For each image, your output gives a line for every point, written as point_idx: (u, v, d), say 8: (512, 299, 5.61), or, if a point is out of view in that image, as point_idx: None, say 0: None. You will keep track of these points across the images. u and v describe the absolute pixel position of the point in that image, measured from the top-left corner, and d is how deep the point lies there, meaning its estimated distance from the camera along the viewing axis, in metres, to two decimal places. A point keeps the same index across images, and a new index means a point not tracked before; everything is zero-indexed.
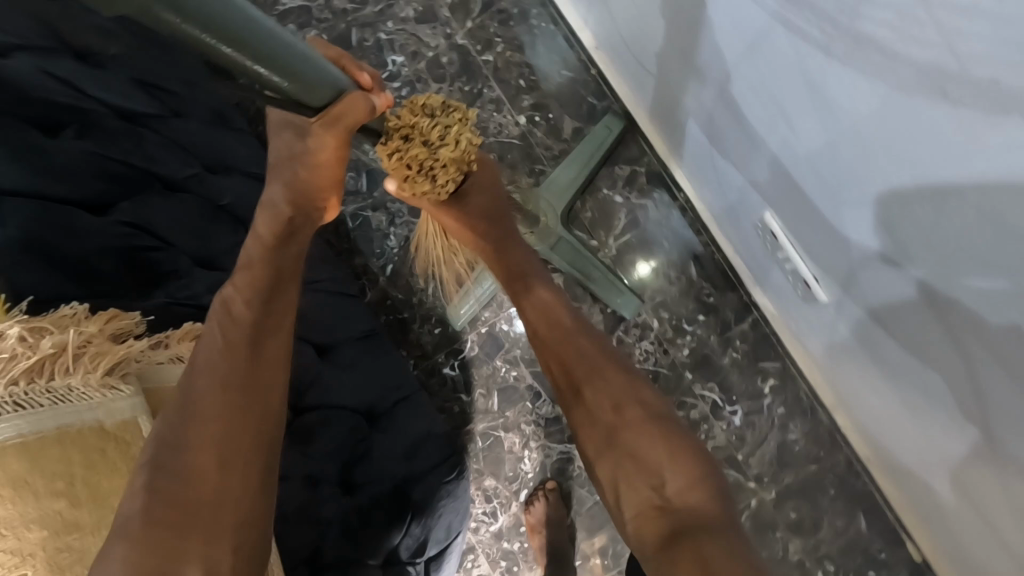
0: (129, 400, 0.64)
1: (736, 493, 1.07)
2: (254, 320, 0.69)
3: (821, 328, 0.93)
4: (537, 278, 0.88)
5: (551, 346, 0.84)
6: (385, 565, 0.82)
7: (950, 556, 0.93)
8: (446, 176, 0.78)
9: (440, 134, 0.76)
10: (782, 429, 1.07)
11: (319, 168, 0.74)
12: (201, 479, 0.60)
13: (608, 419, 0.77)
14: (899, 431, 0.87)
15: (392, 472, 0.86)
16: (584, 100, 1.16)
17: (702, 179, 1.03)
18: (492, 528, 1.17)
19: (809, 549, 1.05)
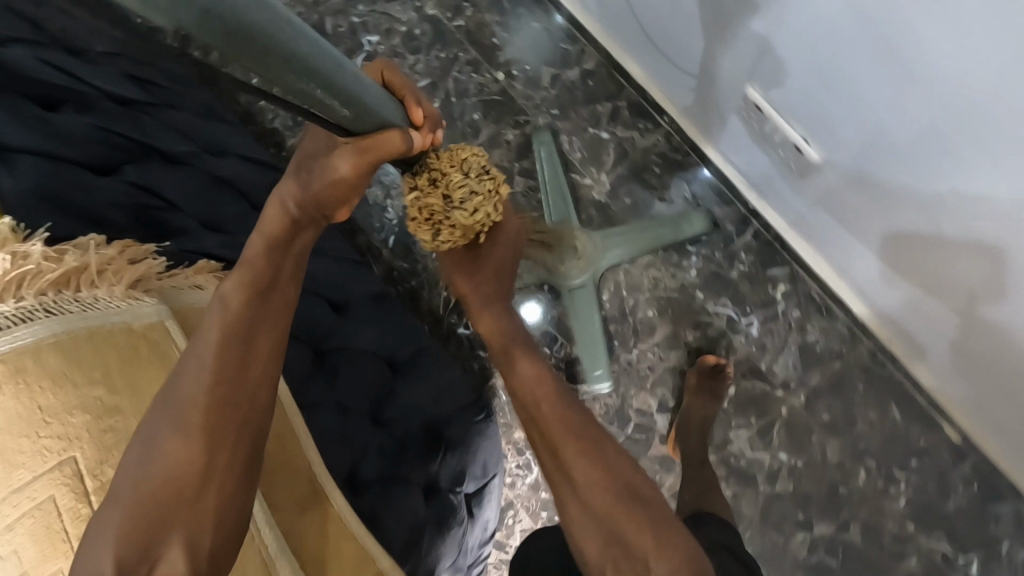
0: (154, 306, 0.67)
1: (765, 404, 1.08)
2: (244, 320, 0.63)
3: (838, 230, 0.94)
4: (521, 350, 0.81)
5: (539, 413, 0.76)
6: (427, 493, 0.82)
7: (978, 416, 0.94)
8: (447, 236, 0.73)
9: (464, 196, 0.71)
10: (801, 330, 1.07)
11: (338, 184, 0.60)
12: (184, 469, 0.57)
13: (605, 509, 0.70)
14: (923, 320, 0.89)
15: (422, 410, 0.86)
16: (557, 47, 1.19)
17: (710, 113, 1.02)
18: (528, 480, 1.17)
19: (848, 448, 1.05)
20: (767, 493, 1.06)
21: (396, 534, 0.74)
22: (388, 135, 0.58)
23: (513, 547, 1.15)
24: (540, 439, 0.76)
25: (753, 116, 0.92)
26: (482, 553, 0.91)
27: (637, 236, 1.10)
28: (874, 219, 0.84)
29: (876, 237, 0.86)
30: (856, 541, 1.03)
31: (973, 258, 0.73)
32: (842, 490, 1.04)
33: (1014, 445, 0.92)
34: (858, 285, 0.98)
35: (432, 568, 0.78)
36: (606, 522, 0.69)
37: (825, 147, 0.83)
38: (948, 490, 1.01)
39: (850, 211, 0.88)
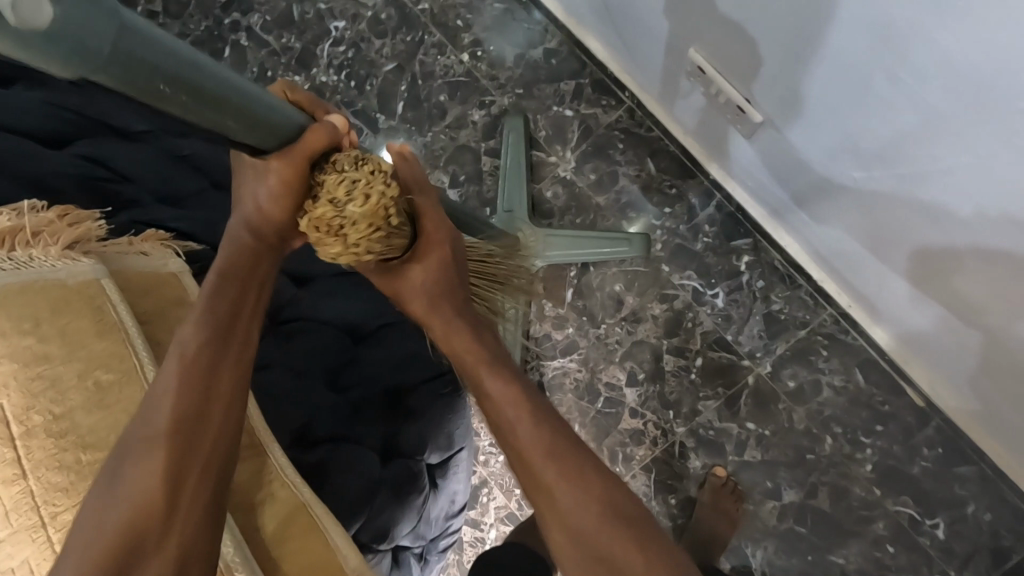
0: (93, 264, 0.66)
1: (733, 374, 1.09)
2: (202, 361, 0.59)
3: (847, 217, 0.88)
4: (488, 362, 0.67)
5: (501, 418, 0.64)
6: (384, 457, 0.83)
7: (943, 377, 0.95)
8: (360, 238, 0.55)
9: (349, 190, 0.54)
10: (765, 300, 1.08)
11: (281, 196, 0.56)
12: (148, 502, 0.53)
13: (585, 526, 0.59)
14: (927, 306, 0.86)
15: (384, 378, 0.87)
16: (520, 27, 1.20)
17: (668, 92, 1.05)
18: (501, 457, 1.18)
19: (813, 414, 1.06)
20: (736, 462, 1.07)
21: (350, 484, 0.76)
22: (311, 133, 0.55)
23: (489, 525, 1.17)
24: (506, 446, 0.64)
25: (698, 80, 0.94)
26: (450, 526, 0.92)
27: (581, 246, 1.10)
28: (882, 214, 0.80)
29: (888, 237, 0.82)
30: (824, 506, 1.04)
31: (987, 255, 0.70)
32: (809, 457, 1.05)
33: (977, 399, 0.92)
34: (826, 258, 1.00)
35: (386, 530, 0.78)
36: (583, 530, 0.59)
37: (766, 105, 0.85)
38: (914, 453, 1.02)
39: (862, 205, 0.83)
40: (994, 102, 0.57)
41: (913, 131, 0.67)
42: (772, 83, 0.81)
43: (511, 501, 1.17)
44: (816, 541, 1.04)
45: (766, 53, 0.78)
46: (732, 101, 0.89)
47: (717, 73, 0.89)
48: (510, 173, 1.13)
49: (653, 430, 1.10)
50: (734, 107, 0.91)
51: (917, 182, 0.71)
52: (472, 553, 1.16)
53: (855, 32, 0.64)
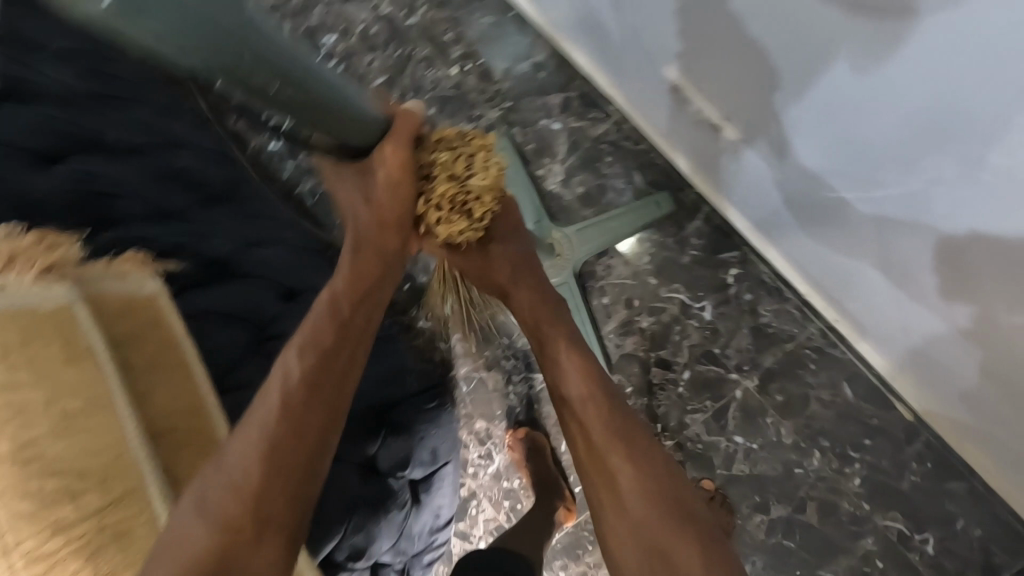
0: (65, 290, 0.67)
1: (721, 387, 1.08)
2: (311, 373, 0.64)
3: (832, 241, 0.88)
4: (568, 345, 0.78)
5: (578, 396, 0.75)
6: (363, 472, 0.83)
7: (937, 399, 0.93)
8: (480, 209, 0.71)
9: (467, 165, 0.69)
10: (753, 312, 1.08)
11: (397, 187, 0.66)
12: (260, 487, 0.58)
13: (642, 504, 0.68)
14: (914, 328, 0.85)
15: (366, 394, 0.87)
16: (509, 41, 1.21)
17: (649, 107, 1.06)
18: (490, 469, 1.18)
19: (803, 428, 1.05)
20: (724, 476, 1.07)
21: (327, 504, 0.76)
22: (402, 119, 0.66)
23: (477, 537, 1.17)
24: (575, 421, 0.74)
25: (680, 98, 0.95)
26: (435, 540, 0.92)
27: (602, 235, 1.10)
28: (867, 235, 0.79)
29: (886, 259, 0.80)
30: (813, 521, 1.04)
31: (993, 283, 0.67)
32: (797, 471, 1.05)
33: (981, 419, 0.87)
34: (815, 279, 0.99)
35: (362, 548, 0.79)
36: (628, 501, 0.68)
37: (741, 124, 0.86)
38: (903, 468, 1.01)
39: (856, 244, 0.83)
40: (962, 137, 0.58)
41: (952, 174, 0.62)
42: (765, 105, 0.79)
43: (499, 514, 1.17)
44: (806, 557, 1.03)
45: (762, 72, 0.75)
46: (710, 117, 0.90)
47: (701, 99, 0.90)
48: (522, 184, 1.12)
49: None
50: (711, 124, 0.92)
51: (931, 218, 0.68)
52: None
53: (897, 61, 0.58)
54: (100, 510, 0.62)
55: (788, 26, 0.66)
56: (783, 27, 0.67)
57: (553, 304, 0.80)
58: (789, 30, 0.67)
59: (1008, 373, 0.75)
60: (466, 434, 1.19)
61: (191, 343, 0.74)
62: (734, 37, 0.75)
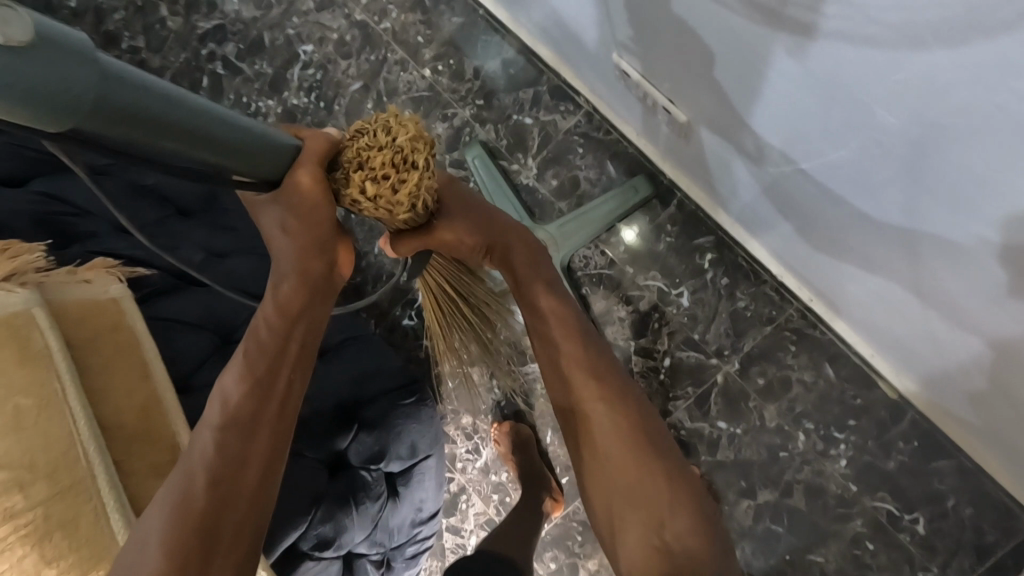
0: (23, 297, 0.69)
1: (702, 373, 1.08)
2: (253, 398, 0.62)
3: (793, 226, 0.89)
4: (551, 287, 0.80)
5: (564, 353, 0.76)
6: (335, 467, 0.86)
7: (928, 389, 0.92)
8: (423, 158, 0.62)
9: (384, 131, 0.61)
10: (730, 297, 1.07)
11: (314, 208, 0.61)
12: (215, 501, 0.58)
13: (615, 448, 0.71)
14: (891, 314, 0.85)
15: (338, 391, 0.89)
16: (478, 39, 1.22)
17: (616, 99, 1.06)
18: (478, 463, 1.19)
19: (785, 411, 1.04)
20: (709, 463, 1.07)
21: (292, 499, 0.77)
22: (313, 142, 0.63)
23: (469, 531, 1.19)
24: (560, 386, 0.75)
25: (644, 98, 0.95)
26: (418, 533, 0.93)
27: (582, 230, 1.10)
28: (815, 215, 0.81)
29: (834, 240, 0.82)
30: (800, 505, 1.03)
31: (946, 270, 0.67)
32: (782, 455, 1.04)
33: (973, 407, 0.85)
34: (795, 268, 0.99)
35: (328, 539, 0.80)
36: (607, 460, 0.71)
37: (687, 108, 0.87)
38: (889, 448, 1.00)
39: (823, 235, 0.83)
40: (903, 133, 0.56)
41: (902, 169, 0.60)
42: (711, 91, 0.78)
43: (489, 508, 1.18)
44: (793, 541, 1.02)
45: (700, 57, 0.74)
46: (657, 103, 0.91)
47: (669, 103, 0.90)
48: (501, 188, 1.14)
49: None
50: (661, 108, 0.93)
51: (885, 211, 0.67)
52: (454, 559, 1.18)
53: (854, 71, 0.55)
54: (48, 499, 0.63)
55: (731, 24, 0.64)
56: (726, 25, 0.65)
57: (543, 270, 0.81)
58: (726, 45, 0.67)
59: (1001, 369, 0.72)
60: (453, 429, 1.20)
61: (152, 343, 0.78)
62: (679, 45, 0.76)
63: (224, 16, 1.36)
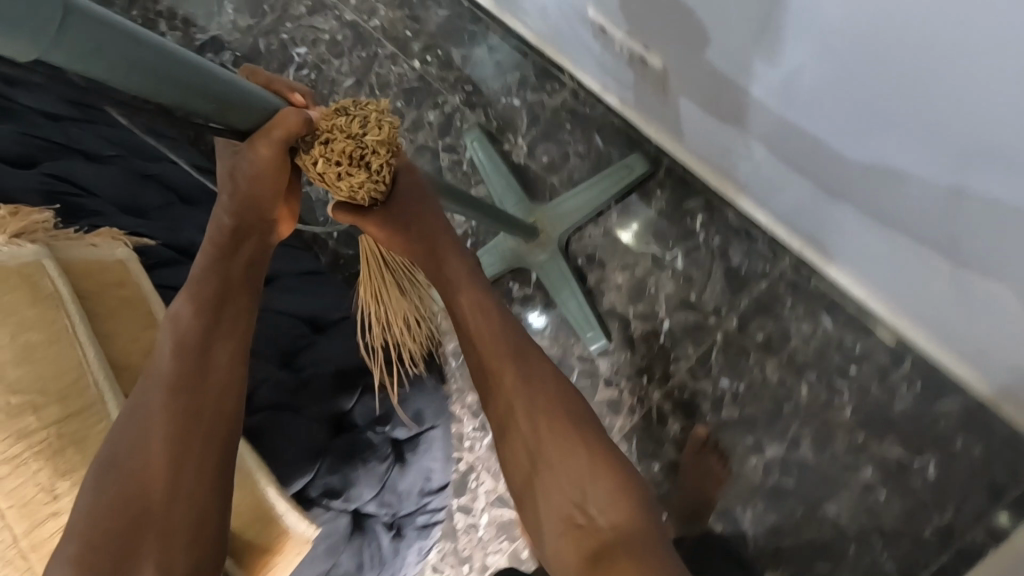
0: (32, 250, 0.73)
1: (701, 333, 1.09)
2: (203, 325, 0.65)
3: (786, 176, 0.88)
4: (459, 262, 0.75)
5: (485, 356, 0.73)
6: (339, 426, 0.88)
7: (940, 335, 0.91)
8: (379, 162, 0.62)
9: (360, 122, 0.60)
10: (724, 255, 1.09)
11: (263, 175, 0.60)
12: (160, 464, 0.62)
13: (531, 426, 0.71)
14: (883, 257, 0.85)
15: (345, 355, 0.92)
16: (464, 28, 1.26)
17: (596, 70, 1.09)
18: (485, 441, 1.20)
19: (786, 364, 1.05)
20: (714, 422, 1.07)
21: (294, 448, 0.80)
22: (284, 112, 0.57)
23: (480, 509, 1.18)
24: (485, 375, 0.74)
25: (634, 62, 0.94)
26: (428, 503, 0.95)
27: (579, 211, 1.13)
28: (801, 149, 0.78)
29: (827, 179, 0.79)
30: (808, 457, 1.03)
31: (922, 205, 0.68)
32: (787, 408, 1.04)
33: (987, 350, 0.84)
34: (786, 222, 0.99)
35: (335, 489, 0.83)
36: (527, 440, 0.71)
37: (661, 52, 0.86)
38: (893, 392, 1.00)
39: (801, 163, 0.81)
40: (962, 57, 0.51)
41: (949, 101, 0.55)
42: (696, 51, 0.79)
43: (499, 484, 1.18)
44: (804, 494, 1.02)
45: (686, 21, 0.76)
46: (633, 52, 0.91)
47: (657, 60, 0.88)
48: (500, 172, 1.16)
49: (630, 398, 1.10)
50: (637, 57, 0.92)
51: (867, 146, 0.68)
52: (467, 539, 1.18)
53: None
54: (60, 419, 0.68)
55: None
56: None
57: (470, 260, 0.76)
58: None
59: (990, 304, 0.74)
60: (459, 408, 1.21)
61: (158, 298, 0.81)
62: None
63: (220, 27, 1.42)
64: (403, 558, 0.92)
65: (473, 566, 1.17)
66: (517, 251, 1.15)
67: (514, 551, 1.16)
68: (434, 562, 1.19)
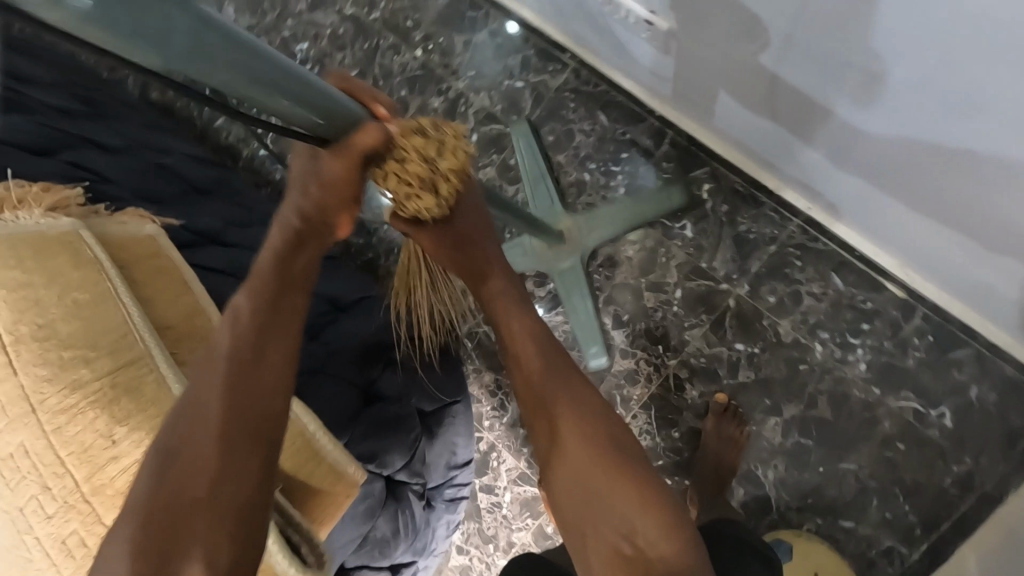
0: (71, 220, 0.77)
1: (714, 300, 1.11)
2: (262, 318, 0.62)
3: (833, 159, 0.88)
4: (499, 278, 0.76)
5: (533, 384, 0.73)
6: (368, 398, 0.90)
7: (969, 297, 0.94)
8: (449, 189, 0.64)
9: (437, 148, 0.62)
10: (732, 222, 1.11)
11: (337, 184, 0.56)
12: (200, 471, 0.57)
13: (579, 457, 0.69)
14: (932, 231, 0.86)
15: (367, 332, 0.95)
16: (464, 15, 1.29)
17: (600, 44, 1.11)
18: (504, 419, 1.21)
19: (799, 324, 1.06)
20: (732, 385, 1.08)
21: (327, 413, 0.84)
22: (366, 131, 0.55)
23: (503, 488, 1.19)
24: (528, 397, 0.73)
25: (642, 29, 0.93)
26: (454, 476, 0.97)
27: (602, 224, 1.13)
28: (852, 131, 0.79)
29: (877, 160, 0.80)
30: (826, 415, 1.04)
31: (953, 178, 0.73)
32: (802, 367, 1.06)
33: (1014, 305, 0.88)
34: (825, 202, 1.00)
35: (371, 455, 0.85)
36: (573, 472, 0.69)
37: (667, 12, 0.86)
38: (905, 345, 1.02)
39: (839, 146, 0.84)
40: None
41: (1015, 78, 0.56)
42: (727, 39, 0.82)
43: (520, 461, 1.19)
44: (824, 451, 1.03)
45: (734, 13, 0.76)
46: (639, 16, 0.90)
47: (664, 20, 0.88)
48: (541, 173, 1.17)
49: (646, 367, 1.12)
50: (642, 21, 0.91)
51: (899, 125, 0.72)
52: (491, 518, 1.19)
53: None
54: (112, 371, 0.69)
55: None
56: None
57: (515, 291, 0.76)
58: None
59: None
60: (477, 388, 1.22)
61: (189, 268, 0.84)
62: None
63: None
64: (433, 530, 0.94)
65: (498, 545, 1.18)
66: (535, 255, 1.15)
67: (538, 528, 1.16)
68: (458, 543, 1.19)
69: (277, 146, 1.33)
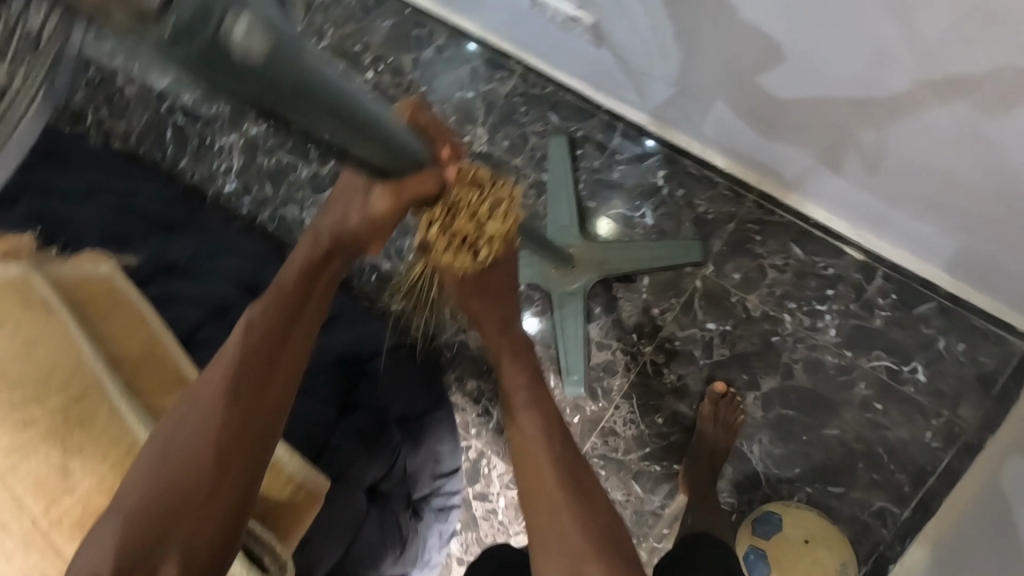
0: (20, 267, 0.81)
1: (681, 282, 1.12)
2: (274, 336, 0.65)
3: (794, 138, 0.90)
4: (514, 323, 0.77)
5: (535, 444, 0.71)
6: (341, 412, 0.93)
7: (935, 257, 0.96)
8: (488, 252, 0.69)
9: (489, 208, 0.68)
10: (690, 204, 1.13)
11: (388, 216, 0.58)
12: (198, 469, 0.60)
13: (567, 537, 0.63)
14: (900, 200, 0.88)
15: (337, 348, 0.97)
16: (410, 35, 1.31)
17: (541, 46, 1.14)
18: (490, 425, 1.21)
19: (767, 297, 1.08)
20: (709, 365, 1.09)
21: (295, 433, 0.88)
22: (425, 177, 0.55)
23: (496, 493, 1.19)
24: (525, 454, 0.71)
25: (567, 25, 0.99)
26: (443, 486, 0.96)
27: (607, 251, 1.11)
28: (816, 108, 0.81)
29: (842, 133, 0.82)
30: (804, 383, 1.05)
31: (952, 153, 0.73)
32: (775, 339, 1.07)
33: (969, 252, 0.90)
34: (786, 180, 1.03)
35: (342, 472, 0.87)
36: (557, 551, 0.63)
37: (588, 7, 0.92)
38: (871, 307, 1.03)
39: (794, 124, 0.87)
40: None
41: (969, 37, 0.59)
42: (715, 37, 0.81)
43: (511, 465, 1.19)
44: (806, 419, 1.04)
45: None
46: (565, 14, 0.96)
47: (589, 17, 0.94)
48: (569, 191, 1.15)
49: (623, 357, 1.12)
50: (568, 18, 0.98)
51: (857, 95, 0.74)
52: (488, 525, 1.18)
53: None
54: (64, 406, 0.73)
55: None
56: None
57: (527, 359, 0.79)
58: None
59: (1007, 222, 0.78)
60: (459, 397, 1.22)
61: (142, 301, 0.86)
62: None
63: None
64: (424, 540, 0.94)
65: None
66: (541, 270, 1.11)
67: None
68: (458, 553, 1.19)
69: (243, 180, 1.35)
